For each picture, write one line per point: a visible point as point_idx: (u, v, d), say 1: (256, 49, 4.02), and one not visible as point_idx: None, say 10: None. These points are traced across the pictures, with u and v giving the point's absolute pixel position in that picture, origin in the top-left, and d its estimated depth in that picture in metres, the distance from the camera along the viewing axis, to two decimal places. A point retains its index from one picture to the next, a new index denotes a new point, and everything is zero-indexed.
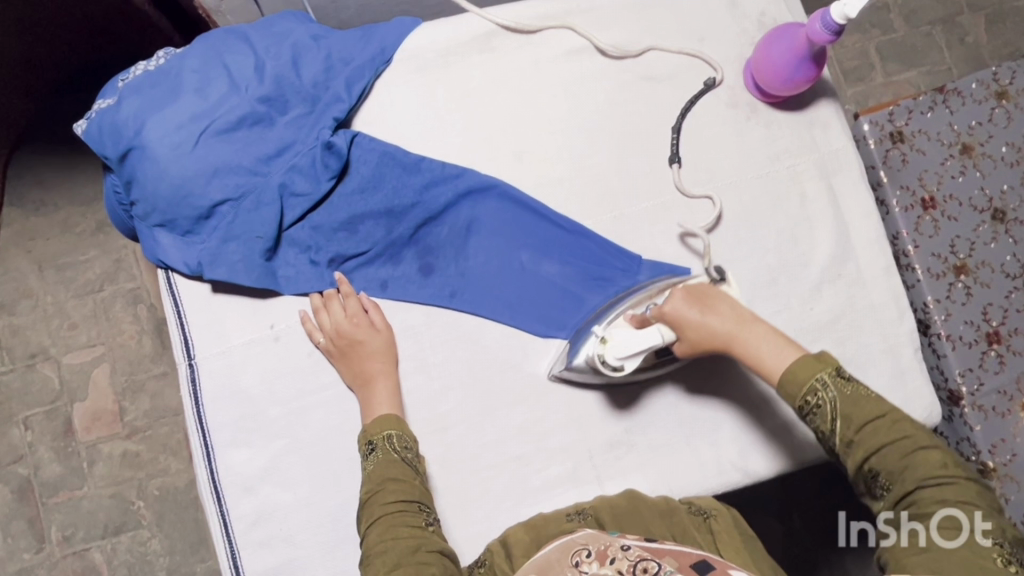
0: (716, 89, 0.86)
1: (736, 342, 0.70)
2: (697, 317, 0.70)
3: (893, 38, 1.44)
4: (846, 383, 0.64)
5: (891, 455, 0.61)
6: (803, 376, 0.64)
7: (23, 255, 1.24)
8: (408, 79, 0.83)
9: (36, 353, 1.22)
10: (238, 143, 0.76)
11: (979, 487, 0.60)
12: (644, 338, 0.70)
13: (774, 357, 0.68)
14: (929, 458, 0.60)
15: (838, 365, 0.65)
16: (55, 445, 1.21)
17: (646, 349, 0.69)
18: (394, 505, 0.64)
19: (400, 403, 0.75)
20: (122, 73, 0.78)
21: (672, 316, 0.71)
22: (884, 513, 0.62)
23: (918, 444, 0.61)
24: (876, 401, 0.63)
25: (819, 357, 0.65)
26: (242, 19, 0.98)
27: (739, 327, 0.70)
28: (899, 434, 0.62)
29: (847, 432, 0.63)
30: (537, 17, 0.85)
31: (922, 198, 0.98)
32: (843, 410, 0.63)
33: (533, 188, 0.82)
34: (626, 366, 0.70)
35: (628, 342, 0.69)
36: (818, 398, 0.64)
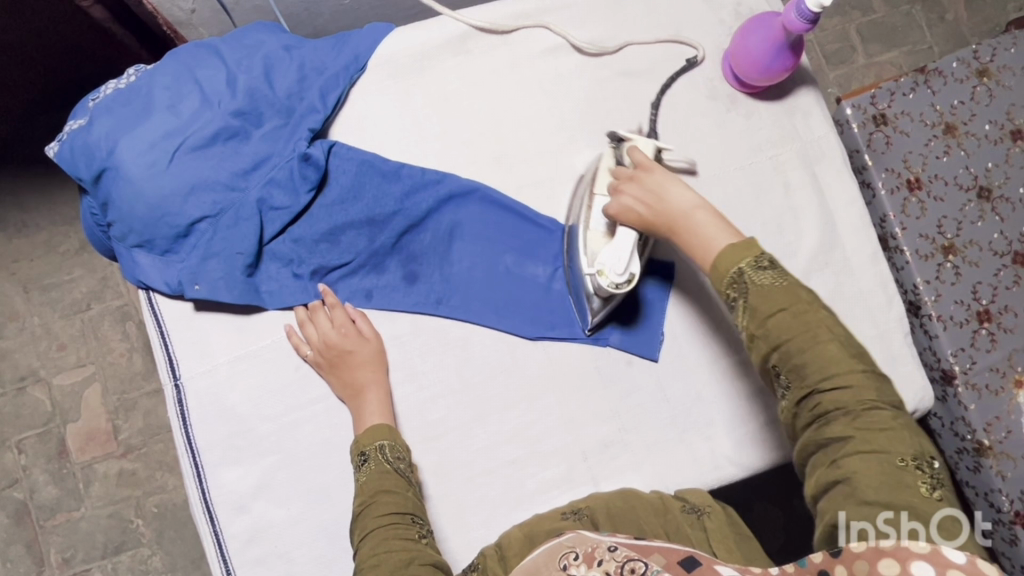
0: (696, 69, 0.85)
1: (678, 226, 0.68)
2: (642, 206, 0.69)
3: (873, 19, 1.44)
4: (765, 272, 0.62)
5: (797, 349, 0.58)
6: (728, 265, 0.63)
7: (8, 278, 1.23)
8: (383, 85, 0.82)
9: (26, 376, 1.21)
10: (214, 158, 0.75)
11: (878, 382, 0.58)
12: (620, 247, 0.70)
13: (707, 243, 0.66)
14: (829, 351, 0.58)
15: (761, 253, 0.63)
16: (50, 467, 1.20)
17: (633, 248, 0.70)
18: (387, 517, 0.64)
19: (391, 413, 0.74)
20: (92, 92, 0.77)
21: (627, 215, 0.70)
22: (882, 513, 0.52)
23: (818, 337, 0.58)
24: (782, 290, 0.60)
25: (748, 241, 0.63)
26: (214, 31, 0.96)
27: (683, 215, 0.68)
28: (801, 326, 0.59)
29: (750, 327, 0.61)
30: (511, 16, 0.84)
31: (908, 179, 0.98)
32: (745, 303, 0.61)
33: (515, 190, 0.82)
34: (632, 270, 0.71)
35: (614, 256, 0.70)
36: (737, 288, 0.62)
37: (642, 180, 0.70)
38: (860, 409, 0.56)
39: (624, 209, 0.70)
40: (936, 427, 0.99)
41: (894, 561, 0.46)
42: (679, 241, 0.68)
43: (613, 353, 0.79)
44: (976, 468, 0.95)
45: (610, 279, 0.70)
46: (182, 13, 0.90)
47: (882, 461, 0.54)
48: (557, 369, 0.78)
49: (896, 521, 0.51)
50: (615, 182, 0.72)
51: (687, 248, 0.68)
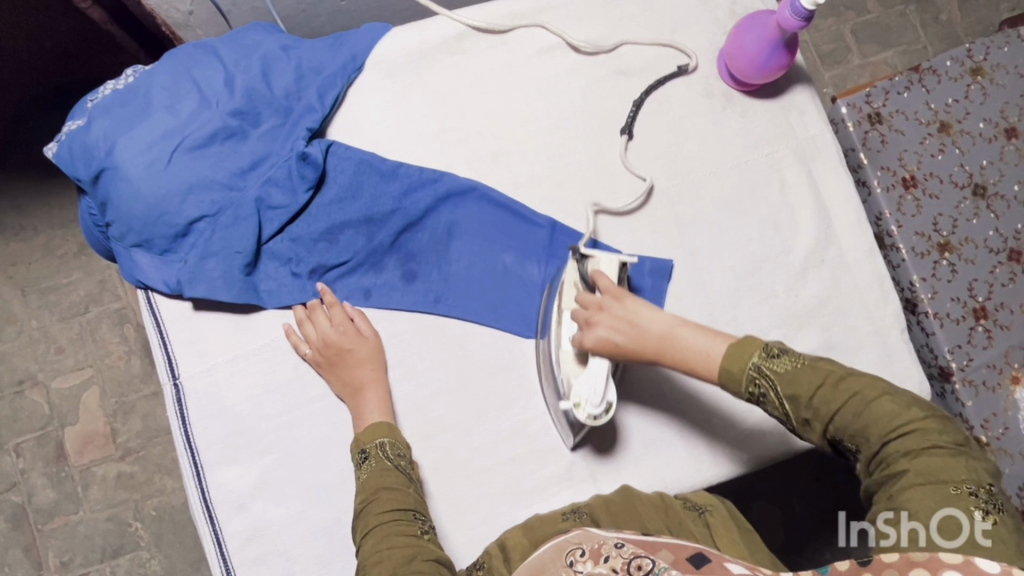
0: (688, 75, 0.85)
1: (667, 343, 0.67)
2: (616, 333, 0.68)
3: (867, 20, 1.45)
4: (779, 359, 0.62)
5: (850, 413, 0.59)
6: (739, 373, 0.63)
7: (6, 281, 1.23)
8: (380, 85, 0.82)
9: (24, 379, 1.21)
10: (213, 158, 0.75)
11: (943, 425, 0.58)
12: (592, 379, 0.69)
13: (706, 347, 0.66)
14: (887, 405, 0.59)
15: (766, 344, 0.63)
16: (48, 471, 1.20)
17: (607, 375, 0.69)
18: (388, 514, 0.64)
19: (391, 410, 0.74)
20: (90, 93, 0.77)
21: (606, 346, 0.68)
22: (883, 513, 0.55)
23: (868, 397, 0.59)
24: (815, 369, 0.61)
25: (745, 341, 0.64)
26: (211, 33, 0.96)
27: (667, 332, 0.67)
28: (846, 393, 0.59)
29: (797, 413, 0.61)
30: (507, 16, 0.85)
31: (903, 177, 0.98)
32: (784, 391, 0.61)
33: (512, 187, 0.82)
34: (608, 400, 0.69)
35: (586, 387, 0.69)
36: (760, 388, 0.62)
37: (613, 310, 0.68)
38: (920, 449, 0.56)
39: (602, 341, 0.68)
40: None
41: (926, 570, 0.48)
42: (671, 359, 0.67)
43: None
44: None
45: (588, 412, 0.69)
46: (179, 13, 0.90)
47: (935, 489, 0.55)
48: None
49: (895, 521, 0.54)
50: (583, 313, 0.70)
51: (684, 364, 0.66)
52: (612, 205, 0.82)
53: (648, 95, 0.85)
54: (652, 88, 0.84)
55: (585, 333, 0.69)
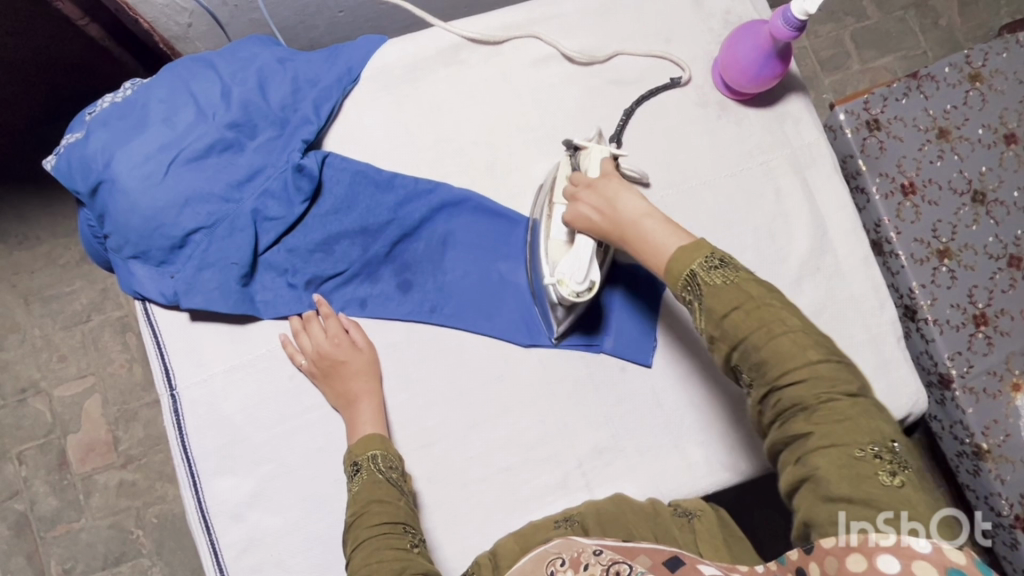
0: (678, 89, 0.86)
1: (627, 233, 0.66)
2: (597, 208, 0.69)
3: (867, 25, 1.45)
4: (716, 271, 0.59)
5: (755, 343, 0.56)
6: (684, 265, 0.61)
7: (9, 290, 1.24)
8: (376, 96, 0.83)
9: (27, 388, 1.22)
10: (209, 170, 0.76)
11: (840, 369, 0.55)
12: (578, 254, 0.70)
13: (663, 243, 0.64)
14: (784, 345, 0.55)
15: (711, 252, 0.60)
16: (50, 479, 1.21)
17: (592, 256, 0.70)
18: (378, 527, 0.64)
19: (384, 421, 0.75)
20: (89, 106, 0.78)
21: (583, 222, 0.70)
22: (883, 512, 0.49)
23: (773, 331, 0.55)
24: (734, 286, 0.58)
25: (699, 241, 0.61)
26: (210, 45, 0.97)
27: (634, 218, 0.66)
28: (756, 323, 0.56)
29: (708, 328, 0.58)
30: (503, 27, 0.85)
31: (901, 183, 0.98)
32: (704, 305, 0.58)
33: (508, 197, 0.82)
34: (593, 278, 0.70)
35: (569, 264, 0.70)
36: (690, 293, 0.60)
37: (598, 189, 0.69)
38: (818, 403, 0.54)
39: (580, 217, 0.70)
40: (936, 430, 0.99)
41: (861, 558, 0.47)
42: (630, 246, 0.66)
43: (608, 360, 0.79)
44: (975, 471, 0.95)
45: (570, 288, 0.70)
46: (178, 27, 0.92)
47: (843, 456, 0.52)
48: (552, 376, 0.79)
49: (895, 520, 0.48)
50: (574, 189, 0.72)
51: (640, 252, 0.65)
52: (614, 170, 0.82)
53: (644, 102, 0.85)
54: (650, 94, 0.85)
55: (570, 208, 0.71)
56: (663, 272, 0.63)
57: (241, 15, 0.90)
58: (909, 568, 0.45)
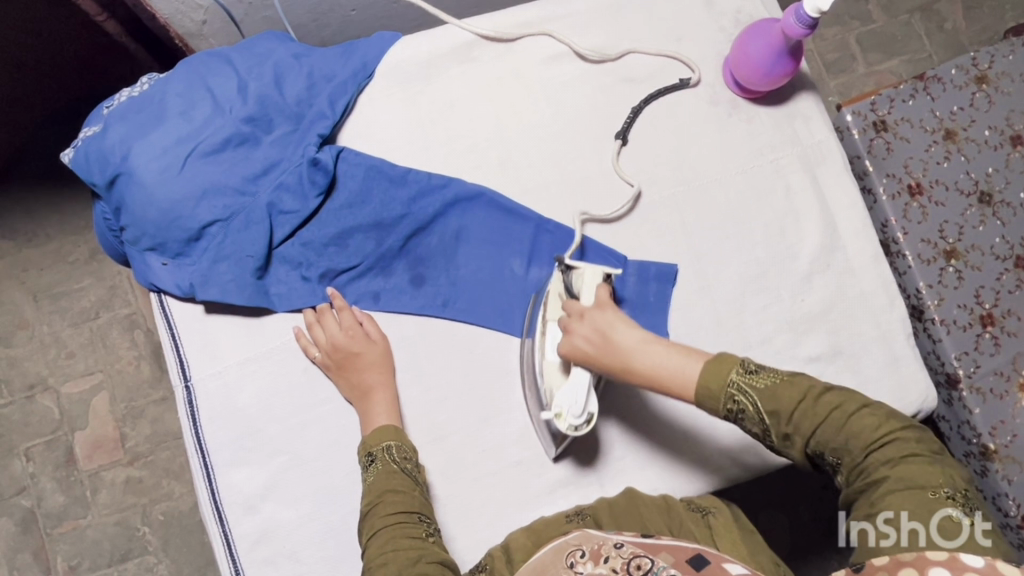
0: (687, 91, 0.86)
1: (635, 362, 0.67)
2: (592, 339, 0.69)
3: (872, 29, 1.46)
4: (757, 375, 0.62)
5: (830, 429, 0.59)
6: (715, 383, 0.62)
7: (18, 287, 1.24)
8: (389, 92, 0.83)
9: (35, 384, 1.22)
10: (226, 163, 0.77)
11: (918, 434, 0.59)
12: (576, 387, 0.70)
13: (683, 364, 0.65)
14: (864, 420, 0.59)
15: (743, 360, 0.63)
16: (58, 475, 1.21)
17: (589, 390, 0.70)
18: (393, 516, 0.64)
19: (398, 413, 0.75)
20: (106, 99, 0.79)
21: (581, 357, 0.70)
22: (883, 513, 0.54)
23: (848, 411, 0.59)
24: (794, 383, 0.61)
25: (720, 358, 0.63)
26: (223, 42, 0.98)
27: (637, 349, 0.68)
28: (827, 407, 0.60)
29: (779, 427, 0.61)
30: (515, 25, 0.86)
31: (909, 184, 0.99)
32: (765, 406, 0.61)
33: (520, 193, 0.83)
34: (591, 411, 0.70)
35: (569, 397, 0.70)
36: (737, 402, 0.62)
37: (590, 319, 0.70)
38: (898, 458, 0.57)
39: (575, 350, 0.70)
40: (944, 430, 0.99)
41: (914, 569, 0.48)
42: (641, 377, 0.67)
43: None
44: (982, 471, 0.95)
45: (568, 423, 0.70)
46: (192, 23, 0.92)
47: (916, 496, 0.55)
48: None
49: (895, 521, 0.54)
50: (566, 320, 0.72)
51: (655, 382, 0.66)
52: (601, 200, 0.83)
53: (653, 101, 0.86)
54: (658, 93, 0.85)
55: (564, 340, 0.71)
56: (692, 394, 0.64)
57: (255, 12, 0.91)
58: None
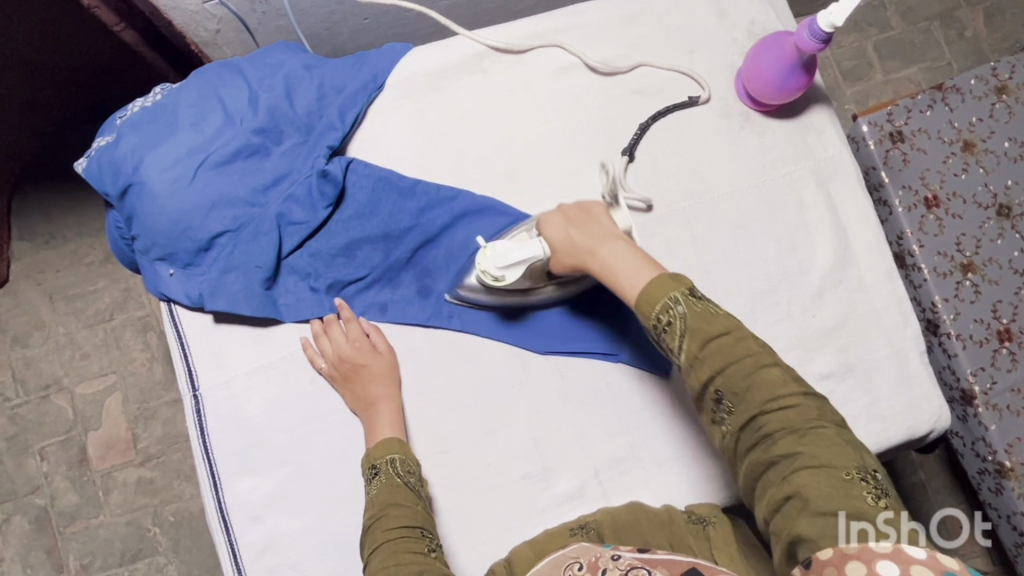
0: (698, 106, 0.85)
1: (593, 258, 0.68)
2: (567, 233, 0.71)
3: (890, 36, 1.44)
4: (696, 302, 0.58)
5: (738, 372, 0.55)
6: (664, 291, 0.59)
7: (35, 288, 1.26)
8: (399, 103, 0.83)
9: (50, 384, 1.24)
10: (236, 174, 0.77)
11: (823, 404, 0.56)
12: (526, 249, 0.72)
13: (633, 277, 0.63)
14: (773, 375, 0.55)
15: (692, 284, 0.60)
16: (71, 475, 1.22)
17: (525, 258, 0.72)
18: (396, 530, 0.65)
19: (402, 425, 0.75)
20: (120, 110, 0.80)
21: (551, 233, 0.72)
22: (883, 514, 0.49)
23: (761, 362, 0.56)
24: (724, 316, 0.58)
25: (674, 276, 0.60)
26: (237, 51, 0.98)
27: (607, 241, 0.68)
28: (742, 353, 0.56)
29: (691, 349, 0.57)
30: (526, 36, 0.86)
31: (925, 197, 0.98)
32: (691, 325, 0.57)
33: (529, 207, 0.83)
34: (506, 277, 0.73)
35: (510, 253, 0.72)
36: (670, 316, 0.58)
37: (579, 210, 0.73)
38: (807, 427, 0.54)
39: (548, 226, 0.72)
40: (958, 446, 0.99)
41: (860, 564, 0.46)
42: (595, 268, 0.68)
43: (626, 370, 0.79)
44: (998, 489, 0.94)
45: (487, 267, 0.73)
46: (206, 33, 0.93)
47: (830, 474, 0.52)
48: (569, 385, 0.79)
49: (896, 521, 0.49)
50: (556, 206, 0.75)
51: (605, 275, 0.66)
52: None
53: (664, 115, 0.85)
54: (668, 109, 0.85)
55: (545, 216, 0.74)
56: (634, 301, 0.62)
57: (269, 22, 0.92)
58: (907, 571, 0.45)
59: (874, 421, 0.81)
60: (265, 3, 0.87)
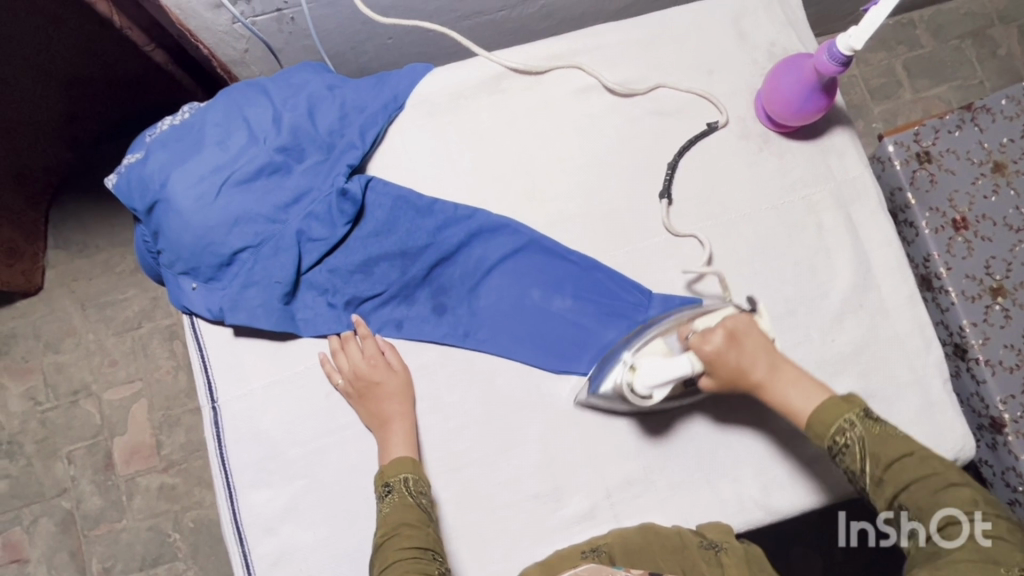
0: (718, 133, 0.85)
1: (764, 390, 0.70)
2: (734, 356, 0.70)
3: (920, 54, 1.42)
4: (870, 423, 0.66)
5: (921, 489, 0.62)
6: (835, 416, 0.66)
7: (68, 295, 1.30)
8: (419, 122, 0.85)
9: (79, 390, 1.28)
10: (258, 192, 0.79)
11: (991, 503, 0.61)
12: (673, 367, 0.68)
13: (800, 399, 0.69)
14: (959, 494, 0.61)
15: (864, 406, 0.67)
16: (96, 479, 1.25)
17: (677, 377, 0.69)
18: (408, 550, 0.66)
19: (415, 444, 0.76)
20: (149, 127, 0.82)
21: (709, 354, 0.69)
22: (885, 514, 0.64)
23: (945, 481, 0.62)
24: (902, 438, 0.65)
25: (844, 399, 0.67)
26: (264, 69, 1.01)
27: (772, 367, 0.70)
28: (927, 471, 0.63)
29: (874, 470, 0.64)
30: (545, 57, 0.86)
31: (953, 218, 0.96)
32: (869, 447, 0.64)
33: (545, 226, 0.83)
34: (654, 394, 0.70)
35: (657, 370, 0.68)
36: (846, 438, 0.65)
37: (732, 323, 0.71)
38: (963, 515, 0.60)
39: (706, 348, 0.69)
40: (987, 475, 0.97)
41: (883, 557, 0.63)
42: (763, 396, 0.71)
43: None
44: None
45: (637, 383, 0.69)
46: (235, 52, 0.96)
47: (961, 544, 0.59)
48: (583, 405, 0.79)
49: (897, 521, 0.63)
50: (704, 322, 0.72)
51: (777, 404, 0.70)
52: (627, 237, 0.83)
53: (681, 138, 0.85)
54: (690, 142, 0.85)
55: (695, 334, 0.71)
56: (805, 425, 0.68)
57: (295, 42, 0.94)
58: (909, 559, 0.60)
59: None
60: (291, 23, 0.90)
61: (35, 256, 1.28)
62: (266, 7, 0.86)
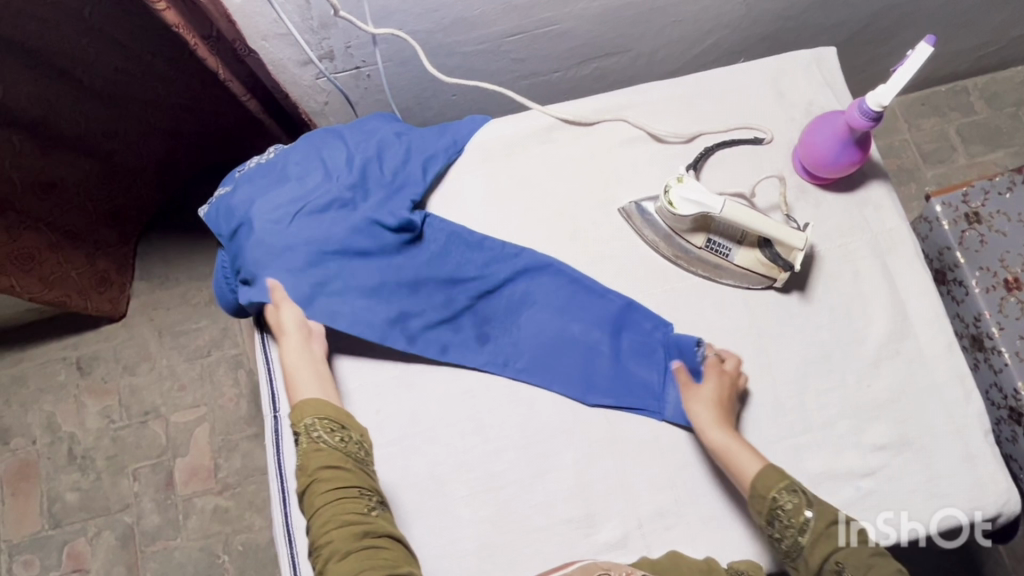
0: (762, 146, 0.92)
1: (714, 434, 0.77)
2: (718, 396, 0.79)
3: (974, 120, 1.44)
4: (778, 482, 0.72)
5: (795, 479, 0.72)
6: (777, 476, 0.71)
7: (147, 323, 1.42)
8: (476, 166, 0.93)
9: (149, 411, 1.38)
10: (327, 220, 0.86)
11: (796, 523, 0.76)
12: (710, 198, 0.80)
13: (745, 465, 0.74)
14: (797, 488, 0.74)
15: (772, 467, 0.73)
16: (157, 496, 1.33)
17: (708, 206, 0.80)
18: (330, 493, 0.71)
19: (320, 377, 0.81)
20: (240, 166, 0.93)
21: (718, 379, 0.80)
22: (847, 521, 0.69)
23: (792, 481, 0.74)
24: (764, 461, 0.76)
25: (780, 470, 0.72)
26: (341, 120, 1.13)
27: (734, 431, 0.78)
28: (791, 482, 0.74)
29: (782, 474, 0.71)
30: (594, 110, 0.94)
31: (1005, 278, 0.98)
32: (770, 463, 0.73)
33: (588, 263, 0.89)
34: (680, 206, 0.82)
35: (696, 190, 0.81)
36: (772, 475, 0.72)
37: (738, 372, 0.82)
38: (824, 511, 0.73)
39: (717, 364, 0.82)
40: None
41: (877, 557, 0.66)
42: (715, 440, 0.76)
43: (675, 426, 0.82)
44: None
45: (668, 197, 0.83)
46: (316, 104, 1.08)
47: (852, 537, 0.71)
48: (617, 433, 0.82)
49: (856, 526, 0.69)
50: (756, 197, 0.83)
51: (724, 452, 0.75)
52: (667, 278, 0.88)
53: (724, 186, 0.90)
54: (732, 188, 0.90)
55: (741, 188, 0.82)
56: (748, 488, 0.72)
57: (370, 95, 1.05)
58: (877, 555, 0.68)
59: (934, 498, 0.78)
60: (368, 79, 1.01)
61: (123, 286, 1.41)
62: (346, 65, 0.97)
